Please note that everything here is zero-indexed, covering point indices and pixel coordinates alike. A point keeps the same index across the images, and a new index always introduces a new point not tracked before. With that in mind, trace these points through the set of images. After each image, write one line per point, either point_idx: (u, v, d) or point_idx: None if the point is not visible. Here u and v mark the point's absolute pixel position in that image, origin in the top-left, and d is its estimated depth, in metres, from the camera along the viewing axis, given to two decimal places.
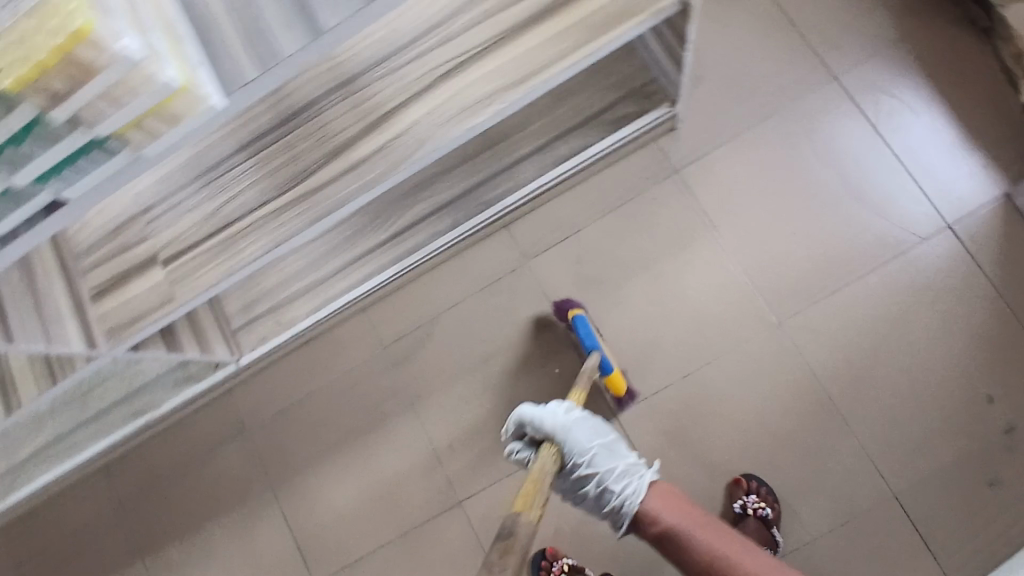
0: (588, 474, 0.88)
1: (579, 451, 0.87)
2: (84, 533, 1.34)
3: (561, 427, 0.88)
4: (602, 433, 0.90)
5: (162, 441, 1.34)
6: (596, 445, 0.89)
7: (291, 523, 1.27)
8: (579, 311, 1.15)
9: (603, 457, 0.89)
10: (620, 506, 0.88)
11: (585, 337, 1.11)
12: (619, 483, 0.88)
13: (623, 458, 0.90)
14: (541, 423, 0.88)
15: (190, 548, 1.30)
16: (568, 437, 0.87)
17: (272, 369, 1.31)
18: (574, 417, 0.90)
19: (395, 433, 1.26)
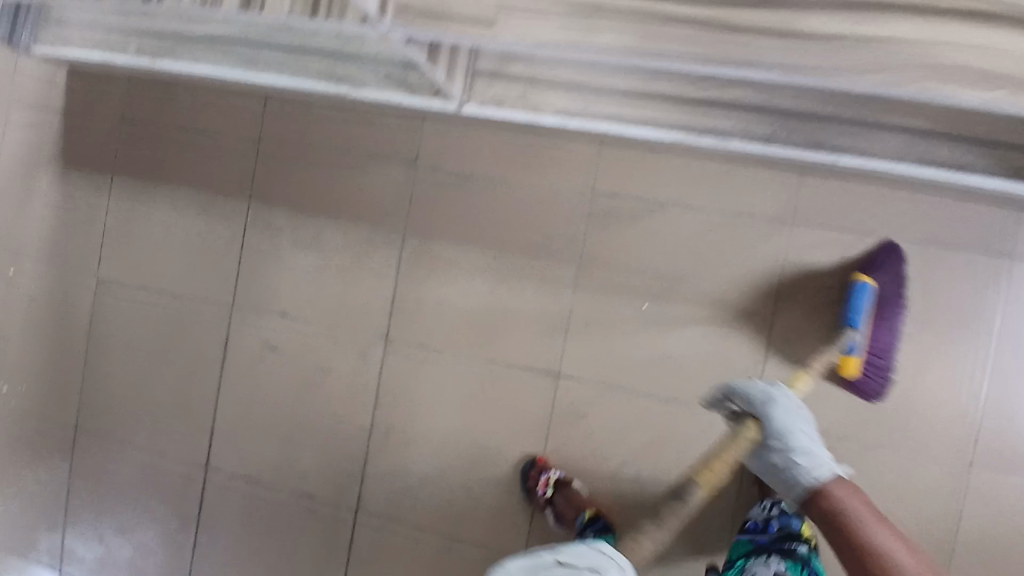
0: (776, 448, 0.85)
1: (781, 429, 0.85)
2: (213, 140, 1.28)
3: (766, 400, 0.87)
4: (802, 424, 0.87)
5: (335, 114, 1.22)
6: (800, 429, 0.85)
7: (398, 276, 1.20)
8: (871, 280, 1.00)
9: (808, 445, 0.84)
10: (802, 478, 0.83)
11: (853, 310, 0.98)
12: (808, 463, 0.83)
13: (819, 450, 0.85)
14: (749, 392, 0.89)
15: (297, 228, 1.24)
16: (771, 407, 0.87)
17: (475, 130, 1.16)
18: (781, 398, 0.88)
19: (543, 276, 1.14)
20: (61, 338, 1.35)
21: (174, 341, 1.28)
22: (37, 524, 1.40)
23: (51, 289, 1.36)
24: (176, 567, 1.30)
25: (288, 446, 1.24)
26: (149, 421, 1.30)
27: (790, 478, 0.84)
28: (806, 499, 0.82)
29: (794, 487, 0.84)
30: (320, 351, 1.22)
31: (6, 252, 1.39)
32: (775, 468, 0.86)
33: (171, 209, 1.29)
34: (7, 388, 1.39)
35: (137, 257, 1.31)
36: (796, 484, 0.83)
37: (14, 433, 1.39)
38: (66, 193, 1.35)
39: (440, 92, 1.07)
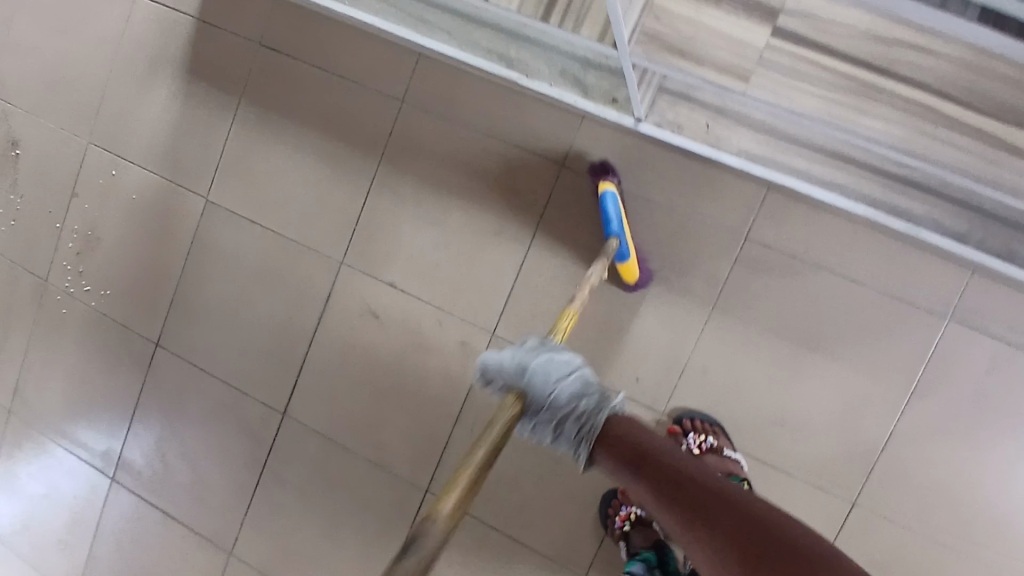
0: (551, 412, 0.72)
1: (546, 391, 0.72)
2: (352, 87, 1.20)
3: (524, 368, 0.72)
4: (553, 369, 0.73)
5: (488, 92, 1.14)
6: (561, 383, 0.72)
7: (518, 275, 1.15)
8: (612, 186, 1.03)
9: (559, 369, 0.73)
10: (592, 418, 0.73)
11: (612, 220, 1.02)
12: (546, 366, 0.73)
13: (581, 377, 0.75)
14: (504, 358, 0.73)
15: (423, 199, 1.18)
16: (530, 372, 0.72)
17: (635, 141, 1.10)
18: (566, 376, 0.73)
19: (670, 313, 1.10)
20: (158, 254, 1.31)
21: (274, 285, 1.26)
22: (97, 429, 1.40)
23: (155, 201, 1.31)
24: (234, 502, 1.32)
25: (372, 414, 1.23)
26: (233, 356, 1.29)
27: (579, 424, 0.73)
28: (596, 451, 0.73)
29: (580, 437, 0.73)
30: (423, 329, 1.20)
31: (111, 152, 1.33)
32: (566, 425, 0.73)
33: (292, 148, 1.24)
34: (92, 290, 1.37)
35: (248, 190, 1.26)
36: (574, 403, 0.73)
37: (89, 335, 1.38)
38: (183, 104, 1.28)
39: (617, 103, 1.01)
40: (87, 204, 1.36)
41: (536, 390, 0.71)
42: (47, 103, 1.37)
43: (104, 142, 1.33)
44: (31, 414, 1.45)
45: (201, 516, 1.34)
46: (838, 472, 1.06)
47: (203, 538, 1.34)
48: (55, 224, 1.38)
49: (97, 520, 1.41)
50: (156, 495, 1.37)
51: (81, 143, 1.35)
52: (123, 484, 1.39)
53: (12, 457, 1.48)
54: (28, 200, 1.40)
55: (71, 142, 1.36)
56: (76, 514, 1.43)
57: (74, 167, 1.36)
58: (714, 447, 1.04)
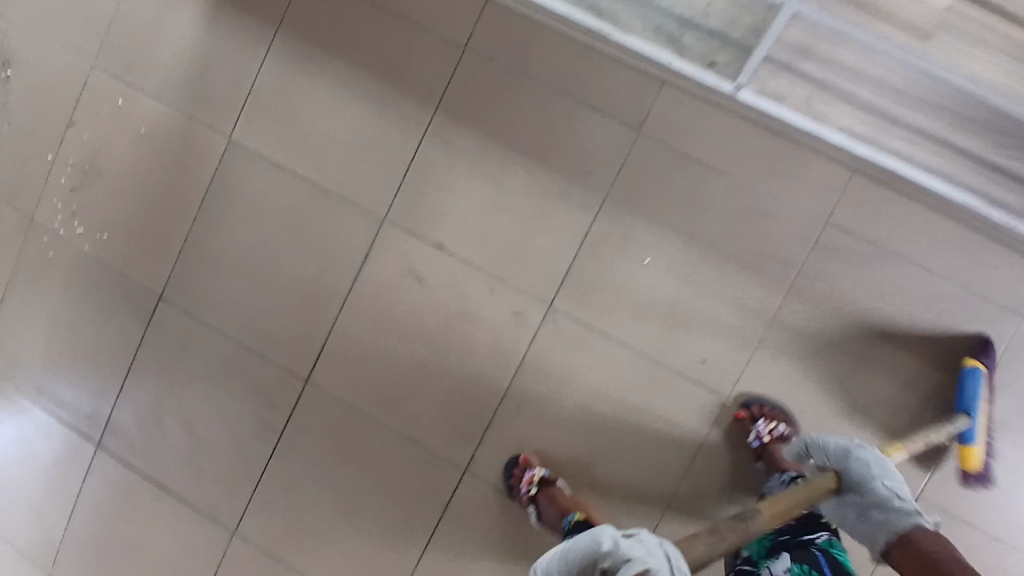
0: (885, 486, 0.78)
1: (867, 479, 0.79)
2: (409, 27, 1.10)
3: (842, 451, 0.84)
4: (885, 469, 0.80)
5: (563, 47, 1.07)
6: (881, 469, 0.80)
7: (582, 245, 1.08)
8: (982, 365, 0.98)
9: (887, 486, 0.78)
10: (897, 518, 0.74)
11: (965, 397, 0.96)
12: (898, 505, 0.75)
13: (901, 491, 0.77)
14: (827, 447, 0.86)
15: (482, 156, 1.10)
16: (852, 455, 0.82)
17: (720, 111, 1.03)
18: (903, 514, 0.74)
19: (742, 293, 1.05)
20: (168, 195, 1.19)
21: (306, 238, 1.15)
22: (81, 387, 1.25)
23: (168, 137, 1.18)
24: (239, 475, 1.19)
25: (406, 385, 1.14)
26: (251, 315, 1.17)
27: (873, 525, 0.77)
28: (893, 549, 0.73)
29: (883, 529, 0.75)
30: (471, 295, 1.11)
31: (122, 79, 1.20)
32: (875, 514, 0.77)
33: (336, 90, 1.13)
34: (87, 230, 1.23)
35: (283, 131, 1.15)
36: (882, 525, 0.75)
37: (81, 281, 1.23)
38: (211, 31, 1.16)
39: (717, 64, 0.94)
40: (88, 134, 1.22)
41: (863, 476, 0.80)
42: (48, 19, 1.23)
43: (114, 68, 1.20)
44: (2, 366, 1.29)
45: (200, 489, 1.21)
46: (900, 467, 1.04)
47: (201, 513, 1.21)
48: (49, 154, 1.24)
49: (76, 488, 1.27)
50: (147, 464, 1.23)
51: (85, 65, 1.21)
52: (110, 450, 1.24)
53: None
54: (19, 126, 1.26)
55: (74, 64, 1.22)
56: (52, 480, 1.28)
57: (76, 92, 1.22)
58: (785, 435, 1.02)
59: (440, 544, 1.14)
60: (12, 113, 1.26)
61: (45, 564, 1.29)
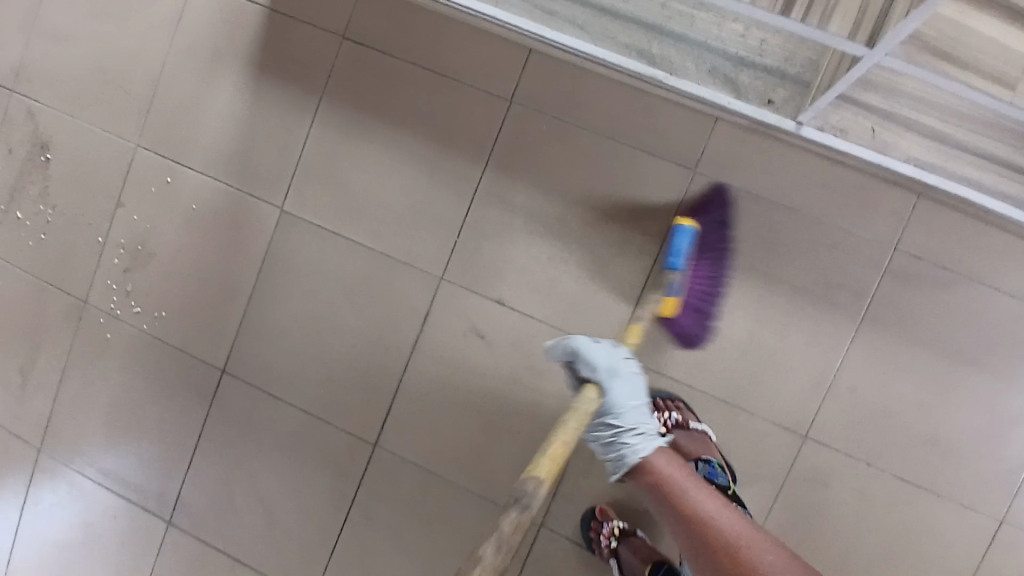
0: (605, 424, 0.87)
1: (618, 405, 0.84)
2: (453, 85, 1.10)
3: (609, 373, 0.84)
4: (637, 391, 0.86)
5: (611, 92, 1.06)
6: (632, 407, 0.85)
7: (644, 290, 1.06)
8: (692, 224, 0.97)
9: (633, 414, 0.86)
10: (625, 454, 0.86)
11: (674, 252, 0.95)
12: (637, 441, 0.86)
13: (642, 425, 0.87)
14: (596, 365, 0.84)
15: (536, 208, 1.09)
16: (612, 384, 0.84)
17: (774, 146, 1.02)
18: (641, 447, 0.86)
19: (814, 328, 1.02)
20: (223, 269, 1.19)
21: (365, 303, 1.15)
22: (146, 466, 1.25)
23: (219, 212, 1.18)
24: (315, 543, 1.18)
25: (476, 442, 1.13)
26: (314, 381, 1.17)
27: (615, 457, 0.87)
28: (632, 474, 0.88)
29: (617, 465, 0.88)
30: (535, 348, 1.10)
31: (166, 157, 1.20)
32: (604, 445, 0.88)
33: (384, 153, 1.13)
34: (143, 310, 1.22)
35: (333, 198, 1.15)
36: (618, 462, 0.87)
37: (139, 361, 1.23)
38: (254, 105, 1.16)
39: (776, 101, 0.94)
40: (136, 215, 1.22)
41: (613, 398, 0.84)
42: (86, 103, 1.24)
43: (158, 147, 1.20)
44: (63, 451, 1.29)
45: (275, 560, 1.20)
46: (993, 492, 1.01)
47: None
48: (98, 237, 1.24)
49: (149, 567, 1.26)
50: (219, 539, 1.22)
51: (129, 146, 1.22)
52: (181, 526, 1.24)
53: (42, 498, 1.31)
54: (62, 210, 1.25)
55: (117, 145, 1.22)
56: (123, 561, 1.28)
57: (121, 172, 1.22)
58: (680, 423, 1.01)
59: None
60: (55, 198, 1.26)
61: None
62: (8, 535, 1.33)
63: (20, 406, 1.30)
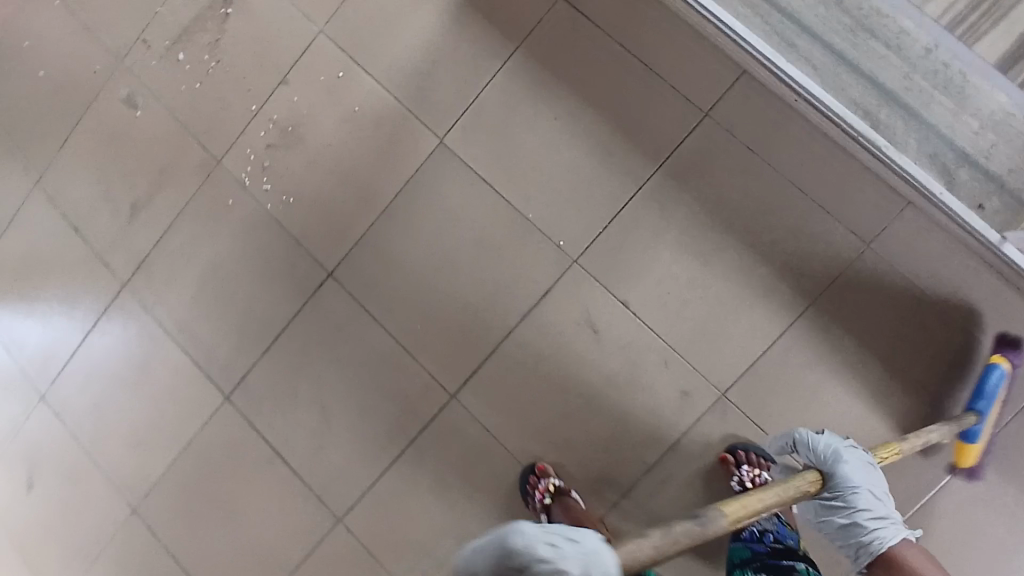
0: (863, 509, 0.80)
1: (848, 484, 0.80)
2: (654, 81, 1.07)
3: (835, 454, 0.81)
4: (873, 478, 0.82)
5: (810, 142, 1.02)
6: (869, 489, 0.80)
7: (774, 343, 1.03)
8: None
9: (869, 503, 0.80)
10: (872, 542, 0.80)
11: None
12: (877, 527, 0.80)
13: (885, 512, 0.81)
14: (816, 442, 0.84)
15: (695, 227, 1.06)
16: (841, 462, 0.81)
17: (955, 251, 0.98)
18: (887, 534, 0.80)
19: (929, 440, 1.00)
20: (366, 179, 1.18)
21: (490, 258, 1.14)
22: (222, 337, 1.24)
23: (382, 123, 1.17)
24: (362, 468, 1.19)
25: (553, 429, 1.11)
26: (414, 316, 1.17)
27: (855, 544, 0.81)
28: (875, 567, 0.81)
29: (862, 555, 0.81)
30: (644, 361, 1.08)
31: (346, 52, 1.19)
32: (861, 552, 0.81)
33: (561, 122, 1.11)
34: (273, 190, 1.22)
35: (495, 148, 1.13)
36: (859, 548, 0.81)
37: (251, 236, 1.23)
38: (449, 32, 1.15)
39: (987, 207, 0.91)
40: (297, 97, 1.21)
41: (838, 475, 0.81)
42: None
43: (342, 40, 1.19)
44: (148, 293, 1.29)
45: (317, 469, 1.21)
46: None
47: (310, 493, 1.21)
48: (252, 105, 1.23)
49: (191, 433, 1.27)
50: (270, 430, 1.23)
51: (313, 30, 1.20)
52: (236, 405, 1.24)
53: (111, 331, 1.31)
54: (226, 66, 1.24)
55: (302, 25, 1.21)
56: (167, 417, 1.28)
57: (297, 52, 1.21)
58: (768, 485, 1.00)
59: None
60: (222, 52, 1.25)
61: (136, 496, 1.29)
62: (67, 352, 1.34)
63: (120, 237, 1.30)
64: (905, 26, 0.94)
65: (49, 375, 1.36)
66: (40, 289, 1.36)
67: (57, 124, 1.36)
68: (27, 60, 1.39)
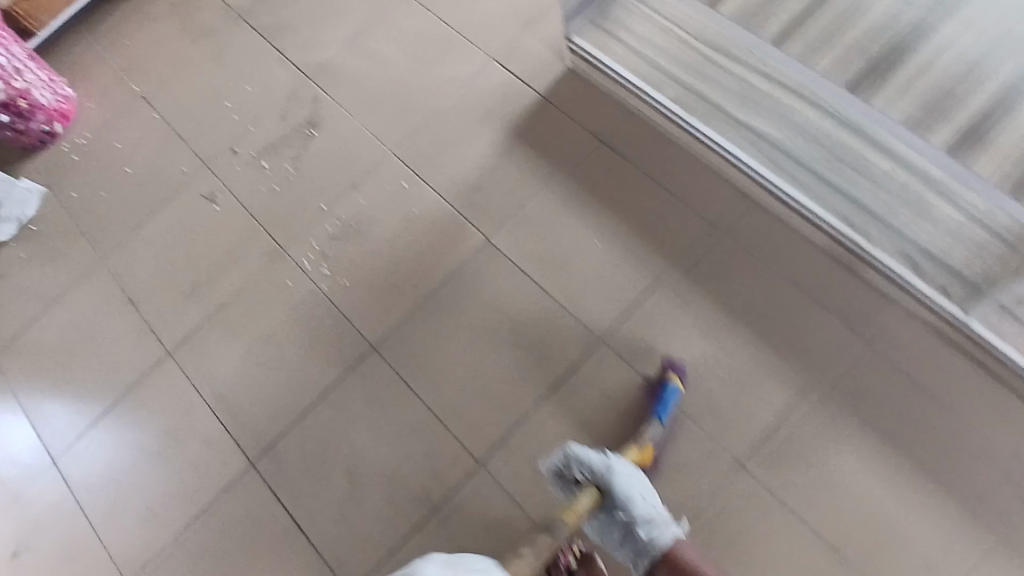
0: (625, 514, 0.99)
1: (621, 493, 0.99)
2: (666, 196, 1.29)
3: (606, 467, 1.01)
4: (635, 482, 1.01)
5: (800, 245, 1.21)
6: (637, 492, 1.00)
7: (784, 418, 1.12)
8: (678, 383, 1.14)
9: (639, 505, 0.99)
10: (648, 547, 0.98)
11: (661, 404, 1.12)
12: (654, 530, 0.98)
13: (653, 509, 0.99)
14: (590, 461, 1.02)
15: (706, 313, 1.20)
16: (614, 476, 1.00)
17: (936, 337, 1.12)
18: (662, 533, 0.98)
19: (939, 514, 1.04)
20: (415, 266, 1.34)
21: (524, 335, 1.26)
22: (261, 404, 1.31)
23: (435, 220, 1.37)
24: (383, 537, 1.18)
25: (576, 497, 1.15)
26: (449, 384, 1.26)
27: (638, 546, 0.99)
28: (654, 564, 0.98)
29: (643, 551, 0.99)
30: (663, 432, 1.15)
31: (411, 167, 1.42)
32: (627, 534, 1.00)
33: (589, 226, 1.31)
34: (330, 273, 1.37)
35: (531, 244, 1.32)
36: (642, 552, 0.99)
37: (302, 311, 1.35)
38: (499, 155, 1.40)
39: (950, 292, 1.12)
40: (363, 198, 1.42)
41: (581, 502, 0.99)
42: (366, 108, 1.50)
43: (409, 158, 1.43)
44: (194, 363, 1.36)
45: (338, 540, 1.20)
46: None
47: (327, 562, 1.19)
48: (321, 204, 1.43)
49: (207, 502, 1.26)
50: (295, 499, 1.23)
51: (384, 149, 1.45)
52: (260, 471, 1.26)
53: (132, 410, 1.35)
54: (303, 174, 1.47)
55: (374, 145, 1.46)
56: (185, 489, 1.27)
57: (369, 165, 1.44)
58: None
59: None
60: (301, 163, 1.48)
61: (138, 572, 1.23)
62: (76, 433, 1.35)
63: (174, 312, 1.41)
64: (874, 162, 1.23)
65: (56, 456, 1.34)
66: (77, 358, 1.41)
67: (129, 213, 1.51)
68: (115, 158, 1.58)
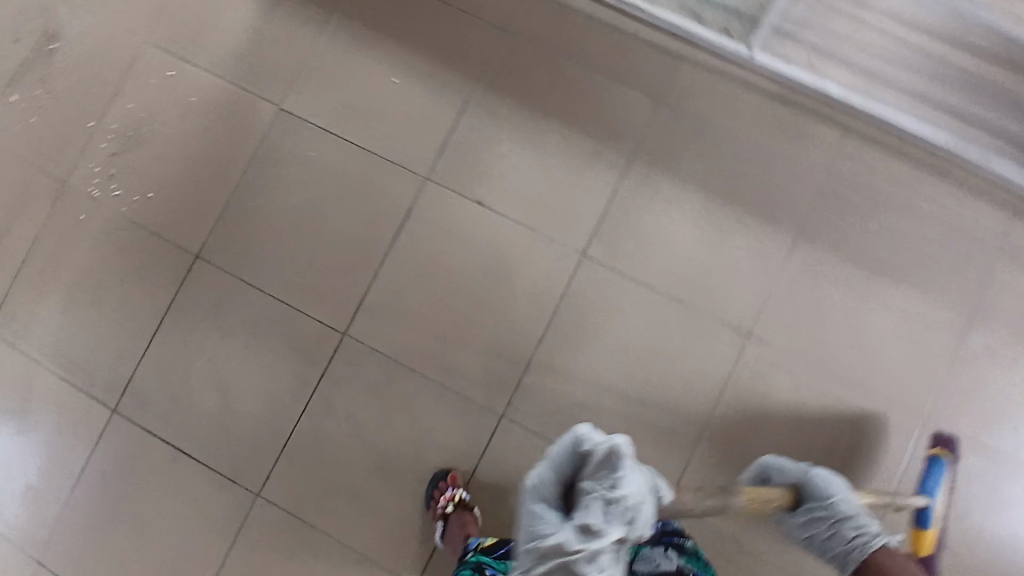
0: (825, 512, 0.87)
1: (829, 497, 0.88)
2: (451, 15, 1.24)
3: (807, 485, 0.90)
4: (847, 489, 0.90)
5: (588, 29, 1.21)
6: (856, 504, 0.88)
7: (612, 199, 1.18)
8: None
9: (862, 517, 0.87)
10: (856, 551, 0.86)
11: None
12: (862, 537, 0.86)
13: (868, 526, 0.86)
14: (784, 466, 0.95)
15: (518, 123, 1.21)
16: (839, 502, 0.87)
17: (725, 83, 1.18)
18: (870, 530, 0.86)
19: (756, 241, 1.15)
20: (214, 159, 1.24)
21: (349, 197, 1.22)
22: (101, 349, 1.22)
23: (219, 105, 1.25)
24: (270, 431, 1.18)
25: (443, 333, 1.18)
26: (287, 267, 1.21)
27: (842, 552, 0.87)
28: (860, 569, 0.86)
29: (848, 555, 0.87)
30: (507, 248, 1.18)
31: (173, 54, 1.28)
32: (835, 528, 0.87)
33: (381, 67, 1.24)
34: (126, 193, 1.25)
35: (328, 102, 1.24)
36: (846, 552, 0.87)
37: (110, 241, 1.24)
38: (264, 15, 1.27)
39: (731, 32, 1.12)
40: (133, 103, 1.27)
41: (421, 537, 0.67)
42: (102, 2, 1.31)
43: (168, 45, 1.28)
44: (11, 332, 1.24)
45: (227, 450, 1.18)
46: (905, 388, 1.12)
47: (223, 473, 1.17)
48: (89, 122, 1.27)
49: (82, 459, 1.20)
50: (170, 427, 1.19)
51: (136, 42, 1.29)
52: (124, 413, 1.20)
53: None
54: (57, 95, 1.29)
55: (124, 42, 1.29)
56: (56, 455, 1.21)
57: (125, 64, 1.28)
58: None
59: (474, 504, 1.11)
60: (49, 83, 1.29)
61: (36, 547, 1.18)
62: None
63: None
64: None
65: None
66: None
67: None
68: None
